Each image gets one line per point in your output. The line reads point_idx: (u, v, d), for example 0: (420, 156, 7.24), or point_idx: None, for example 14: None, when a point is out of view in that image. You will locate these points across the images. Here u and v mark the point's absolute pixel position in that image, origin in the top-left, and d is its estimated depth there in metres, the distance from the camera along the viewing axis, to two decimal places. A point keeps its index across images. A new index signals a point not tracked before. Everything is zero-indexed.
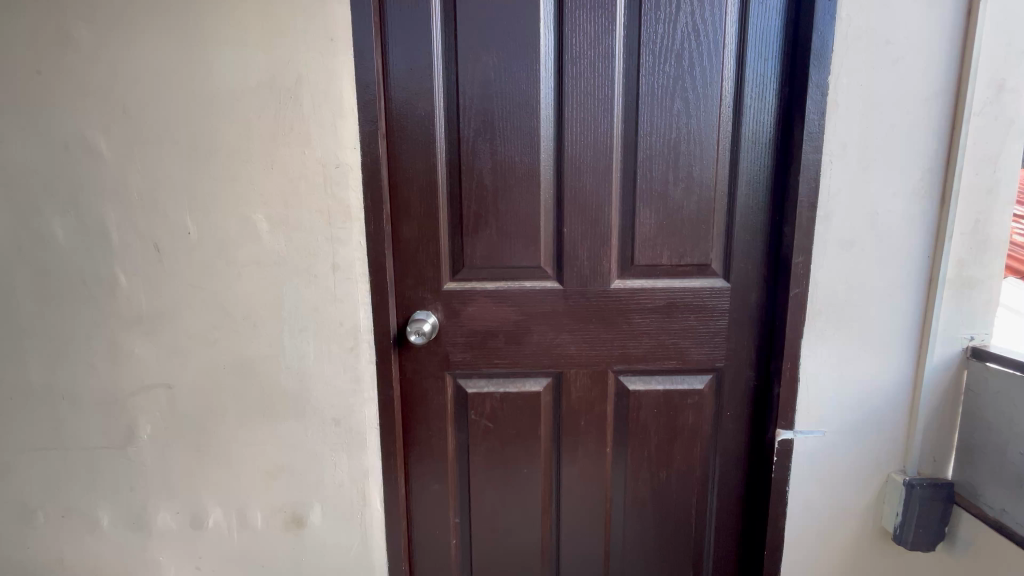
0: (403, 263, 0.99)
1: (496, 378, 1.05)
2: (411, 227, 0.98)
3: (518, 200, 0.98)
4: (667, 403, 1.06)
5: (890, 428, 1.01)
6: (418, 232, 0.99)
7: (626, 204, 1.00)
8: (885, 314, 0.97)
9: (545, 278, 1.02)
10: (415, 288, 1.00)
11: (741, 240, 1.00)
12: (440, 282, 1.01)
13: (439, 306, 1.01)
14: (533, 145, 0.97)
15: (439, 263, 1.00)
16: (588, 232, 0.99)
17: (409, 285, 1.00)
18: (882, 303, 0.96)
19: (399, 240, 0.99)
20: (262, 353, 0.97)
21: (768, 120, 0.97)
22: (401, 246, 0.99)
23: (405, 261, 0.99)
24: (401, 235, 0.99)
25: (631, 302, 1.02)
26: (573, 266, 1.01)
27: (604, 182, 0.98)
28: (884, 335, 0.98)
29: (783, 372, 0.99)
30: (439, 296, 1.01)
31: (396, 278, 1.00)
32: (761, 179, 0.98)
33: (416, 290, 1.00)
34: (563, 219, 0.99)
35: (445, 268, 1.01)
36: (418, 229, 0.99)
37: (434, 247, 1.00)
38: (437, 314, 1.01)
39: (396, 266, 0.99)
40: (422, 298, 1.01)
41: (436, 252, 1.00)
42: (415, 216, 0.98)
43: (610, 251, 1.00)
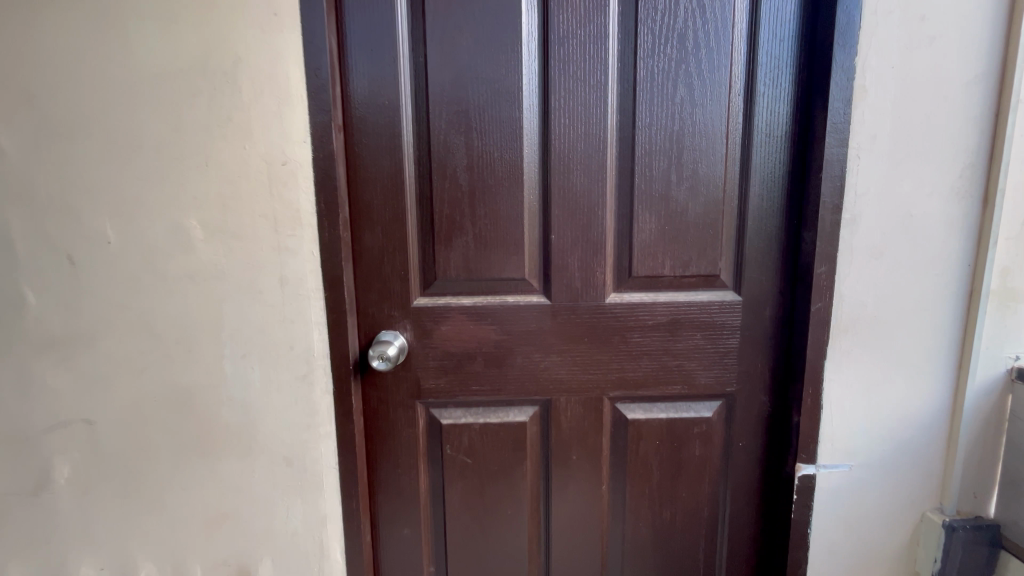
0: (365, 276, 0.86)
1: (474, 408, 0.92)
2: (375, 234, 0.85)
3: (498, 203, 0.85)
4: (670, 433, 0.93)
5: (924, 461, 0.89)
6: (383, 241, 0.85)
7: (623, 208, 0.87)
8: (920, 331, 0.84)
9: (530, 293, 0.88)
10: (380, 304, 0.87)
11: (754, 247, 0.87)
12: (410, 298, 0.87)
13: (409, 325, 0.88)
14: (514, 138, 0.84)
15: (409, 277, 0.87)
16: (579, 239, 0.86)
17: (374, 302, 0.87)
18: (916, 319, 0.84)
19: (361, 250, 0.85)
20: (200, 383, 0.83)
21: (785, 110, 0.84)
22: (362, 256, 0.85)
23: (368, 274, 0.86)
24: (363, 244, 0.85)
25: (629, 319, 0.89)
26: (562, 278, 0.87)
27: (597, 182, 0.85)
28: (919, 355, 0.85)
29: (804, 399, 0.87)
30: (408, 313, 0.88)
31: (358, 293, 0.86)
32: (777, 177, 0.86)
33: (381, 307, 0.87)
34: (550, 225, 0.86)
35: (414, 281, 0.87)
36: (382, 237, 0.85)
37: (402, 257, 0.86)
38: (406, 335, 0.88)
39: (358, 280, 0.86)
40: (388, 316, 0.87)
41: (404, 263, 0.86)
42: (378, 222, 0.85)
43: (604, 261, 0.87)
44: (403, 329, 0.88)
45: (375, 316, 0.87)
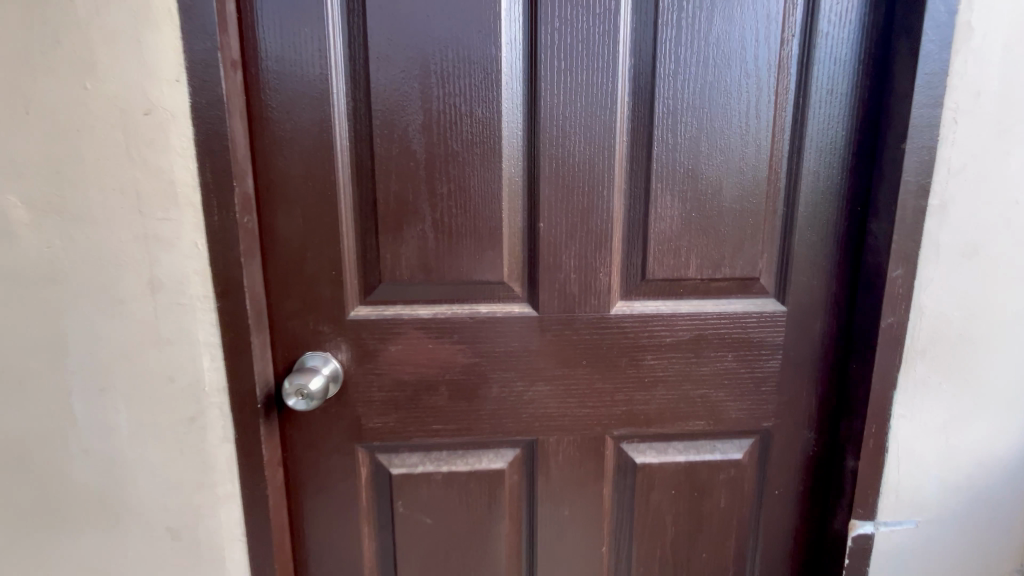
0: (282, 279, 0.62)
1: (435, 454, 0.69)
2: (294, 219, 0.61)
3: (466, 178, 0.62)
4: (689, 480, 0.72)
5: (1005, 512, 0.70)
6: (307, 229, 0.61)
7: (636, 187, 0.64)
8: (1012, 352, 0.65)
9: (511, 301, 0.66)
10: (304, 317, 0.63)
11: (805, 242, 0.66)
12: (345, 308, 0.64)
13: (345, 345, 0.64)
14: (489, 87, 0.60)
15: (343, 278, 0.63)
16: (577, 229, 0.64)
17: (294, 313, 0.63)
18: (1009, 336, 0.65)
19: (274, 240, 0.61)
20: (38, 431, 0.58)
21: (855, 56, 0.62)
22: (277, 250, 0.61)
23: (285, 276, 0.62)
24: (277, 233, 0.61)
25: (641, 335, 0.67)
26: (554, 281, 0.65)
27: (602, 152, 0.63)
28: (1010, 383, 0.66)
29: (864, 441, 0.67)
30: (344, 329, 0.64)
31: (272, 302, 0.62)
32: (840, 148, 0.64)
33: (306, 321, 0.63)
34: (538, 209, 0.63)
35: (351, 285, 0.64)
36: (304, 223, 0.61)
37: (333, 252, 0.62)
38: (341, 358, 0.64)
39: (271, 283, 0.62)
40: (315, 333, 0.64)
41: (336, 260, 0.62)
42: (297, 202, 0.61)
43: (609, 260, 0.65)
44: (337, 351, 0.64)
45: (297, 334, 0.63)
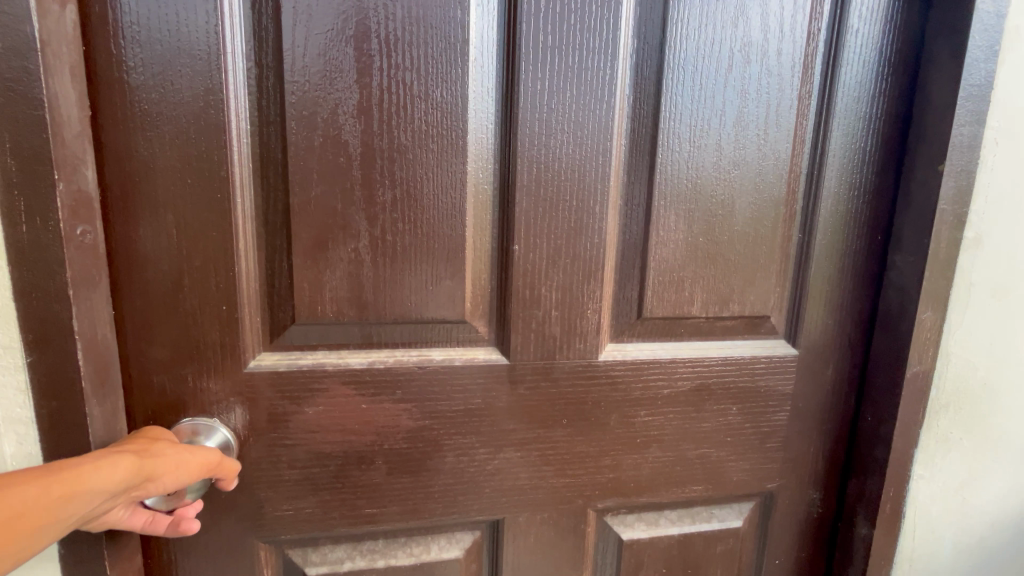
0: (147, 316, 0.43)
1: (368, 544, 0.52)
2: (165, 232, 0.42)
3: (417, 183, 0.46)
4: (682, 555, 0.60)
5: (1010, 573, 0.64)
6: (184, 245, 0.43)
7: (634, 203, 0.51)
8: None
9: (473, 345, 0.51)
10: (181, 369, 0.45)
11: (822, 275, 0.56)
12: (241, 356, 0.46)
13: (242, 408, 0.46)
14: (452, 61, 0.45)
15: (240, 315, 0.45)
16: (560, 254, 0.50)
17: (167, 363, 0.44)
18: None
19: (133, 261, 0.42)
20: None
21: (886, 60, 0.53)
22: (136, 274, 0.42)
23: (152, 312, 0.43)
24: (139, 250, 0.42)
25: (634, 386, 0.54)
26: (530, 319, 0.50)
27: (596, 157, 0.49)
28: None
29: (881, 506, 0.58)
30: (241, 385, 0.46)
31: (131, 348, 0.43)
32: (863, 168, 0.55)
33: (183, 375, 0.45)
34: (513, 226, 0.48)
35: (252, 325, 0.46)
36: (180, 237, 0.43)
37: (225, 278, 0.44)
38: (237, 425, 0.46)
39: (130, 321, 0.43)
40: (197, 392, 0.45)
41: (230, 291, 0.44)
42: (169, 207, 0.42)
43: (599, 293, 0.51)
44: (230, 416, 0.46)
45: (170, 392, 0.45)
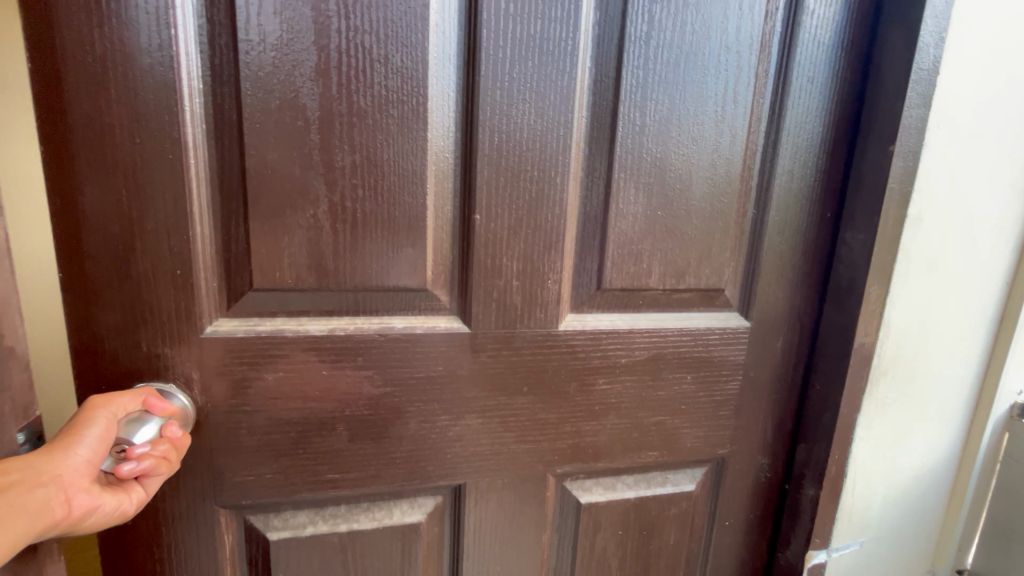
0: (96, 278, 0.43)
1: (330, 509, 0.53)
2: (114, 192, 0.42)
3: (377, 149, 0.46)
4: (638, 517, 0.63)
5: (926, 522, 0.70)
6: (134, 207, 0.42)
7: (594, 176, 0.52)
8: (949, 368, 0.64)
9: (435, 314, 0.51)
10: (134, 335, 0.44)
11: (774, 250, 0.59)
12: (197, 322, 0.45)
13: (199, 374, 0.46)
14: (412, 25, 0.44)
15: (195, 281, 0.44)
16: (522, 224, 0.50)
17: (118, 328, 0.44)
18: (951, 351, 0.63)
19: (81, 222, 0.41)
20: None
21: (840, 42, 0.55)
22: (85, 235, 0.42)
23: (102, 275, 0.43)
24: (86, 210, 0.41)
25: (593, 356, 0.56)
26: (492, 289, 0.51)
27: (557, 129, 0.49)
28: (944, 398, 0.65)
29: (826, 468, 0.62)
30: (197, 352, 0.46)
31: (81, 310, 0.43)
32: (816, 146, 0.57)
33: (135, 340, 0.44)
34: (475, 195, 0.49)
35: (209, 291, 0.45)
36: (130, 198, 0.42)
37: (178, 242, 0.43)
38: (195, 391, 0.46)
39: (78, 282, 0.42)
40: (151, 358, 0.45)
41: (183, 256, 0.44)
42: (118, 167, 0.41)
43: (560, 263, 0.53)
44: (187, 381, 0.46)
45: (123, 357, 0.44)
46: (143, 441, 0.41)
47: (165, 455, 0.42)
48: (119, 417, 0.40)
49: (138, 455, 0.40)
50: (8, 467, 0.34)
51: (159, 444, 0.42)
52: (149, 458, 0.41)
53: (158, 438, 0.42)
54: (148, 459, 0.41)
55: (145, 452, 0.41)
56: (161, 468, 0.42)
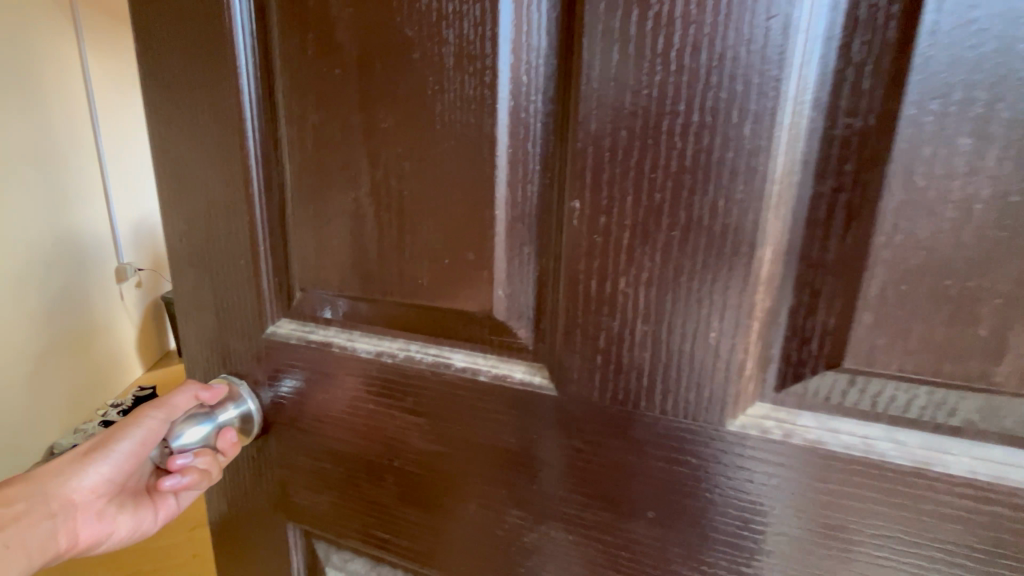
0: (182, 262, 0.40)
1: (386, 570, 0.42)
2: (189, 170, 0.38)
3: (427, 99, 0.30)
4: None
5: None
6: (203, 183, 0.37)
7: (842, 115, 0.23)
8: None
9: (510, 360, 0.32)
10: (213, 321, 0.41)
11: None
12: (259, 322, 0.39)
13: (263, 376, 0.40)
14: None
15: (252, 271, 0.38)
16: (658, 220, 0.27)
17: (203, 311, 0.41)
18: None
19: (169, 198, 0.39)
20: None
21: None
22: (173, 212, 0.39)
23: (186, 255, 0.40)
24: (170, 189, 0.39)
25: (782, 504, 0.28)
26: (595, 331, 0.29)
27: (754, 15, 0.23)
28: None
29: None
30: (260, 351, 0.40)
31: (177, 294, 0.42)
32: None
33: (213, 329, 0.41)
34: (573, 168, 0.27)
35: (266, 284, 0.38)
36: (199, 172, 0.37)
37: (234, 227, 0.37)
38: (260, 395, 0.41)
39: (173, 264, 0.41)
40: (224, 352, 0.41)
41: (240, 241, 0.37)
42: (190, 137, 0.37)
43: (738, 301, 0.26)
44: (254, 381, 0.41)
45: (207, 343, 0.42)
46: (188, 450, 0.39)
47: (208, 467, 0.40)
48: (173, 419, 0.39)
49: (179, 464, 0.39)
50: (13, 497, 0.35)
51: (203, 456, 0.40)
52: (192, 470, 0.40)
53: (203, 451, 0.40)
54: (190, 471, 0.40)
55: (186, 463, 0.39)
56: (201, 482, 0.40)
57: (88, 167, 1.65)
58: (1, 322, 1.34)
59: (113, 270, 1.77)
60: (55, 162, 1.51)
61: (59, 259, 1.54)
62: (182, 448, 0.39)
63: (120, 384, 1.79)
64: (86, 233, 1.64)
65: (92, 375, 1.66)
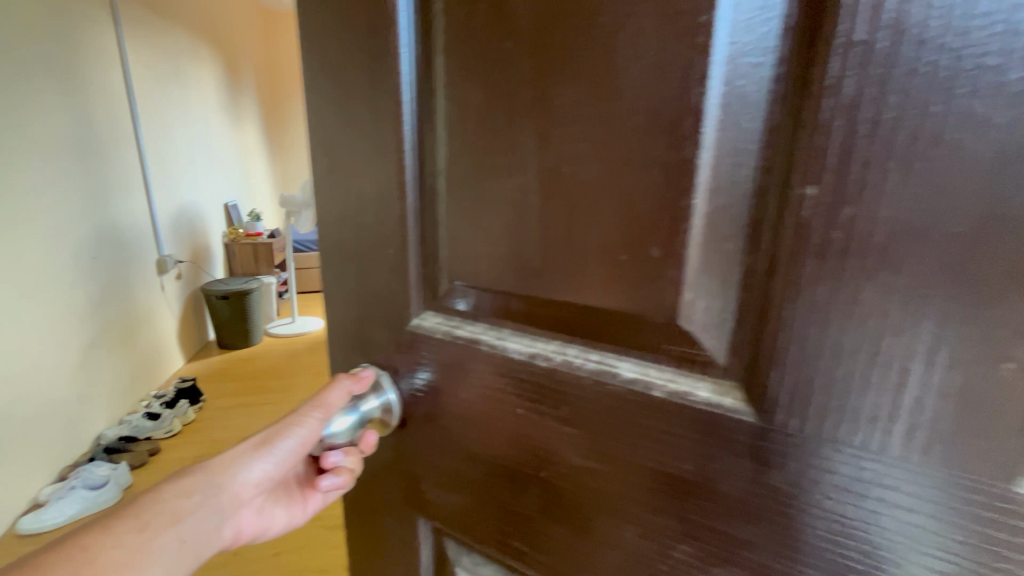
0: (333, 249, 0.40)
1: None
2: (344, 155, 0.36)
3: (619, 69, 0.25)
4: None
5: None
6: (356, 172, 0.36)
7: None
8: None
9: (696, 375, 0.28)
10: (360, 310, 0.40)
11: None
12: (402, 315, 0.37)
13: (406, 366, 0.39)
14: None
15: (400, 262, 0.36)
16: (937, 214, 0.20)
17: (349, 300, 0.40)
18: None
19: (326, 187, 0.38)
20: None
21: None
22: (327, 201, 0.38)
23: (337, 243, 0.39)
24: (326, 174, 0.38)
25: (902, 540, 0.23)
26: (817, 349, 0.23)
27: None
28: None
29: None
30: (403, 343, 0.38)
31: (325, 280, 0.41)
32: None
33: (358, 318, 0.40)
34: (811, 145, 0.22)
35: (413, 277, 0.36)
36: (354, 159, 0.36)
37: (385, 215, 0.35)
38: (401, 385, 0.40)
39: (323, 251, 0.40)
40: (368, 341, 0.40)
41: (392, 230, 0.35)
42: (348, 123, 0.35)
43: None
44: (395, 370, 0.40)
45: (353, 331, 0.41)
46: (338, 447, 0.41)
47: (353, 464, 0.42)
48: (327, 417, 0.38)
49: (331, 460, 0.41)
50: (193, 488, 0.34)
51: (350, 454, 0.41)
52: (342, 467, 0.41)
53: (352, 448, 0.41)
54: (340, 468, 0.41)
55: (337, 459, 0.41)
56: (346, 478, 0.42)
57: (130, 162, 1.81)
58: (57, 307, 1.45)
59: (153, 261, 1.94)
60: (99, 157, 1.64)
61: (108, 253, 1.67)
62: (335, 445, 0.41)
63: (160, 371, 1.95)
64: (130, 225, 1.80)
65: (136, 363, 1.80)
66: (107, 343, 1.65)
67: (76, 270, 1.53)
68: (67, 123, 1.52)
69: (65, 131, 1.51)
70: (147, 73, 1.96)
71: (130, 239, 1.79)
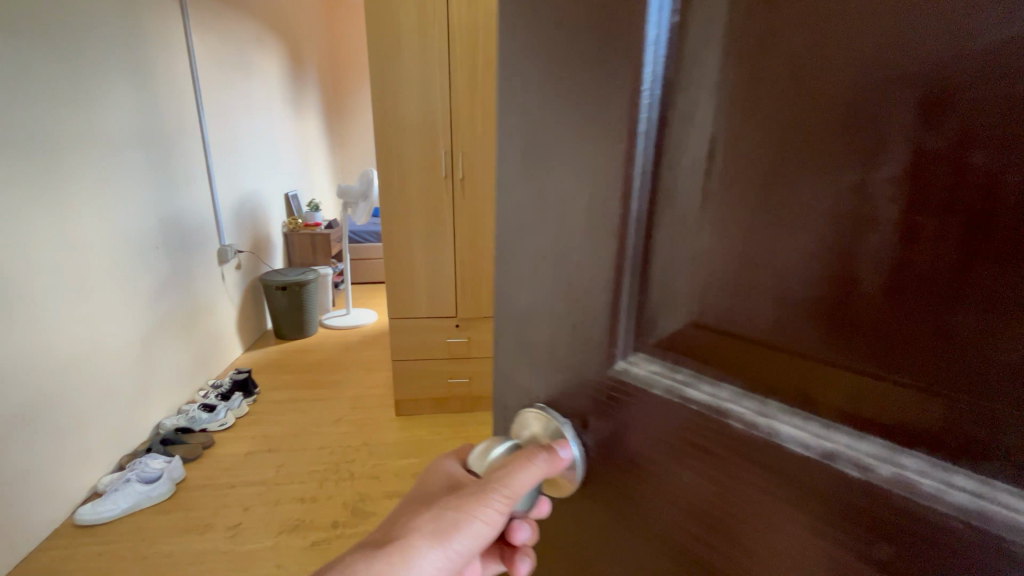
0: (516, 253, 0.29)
1: None
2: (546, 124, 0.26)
3: None
4: None
5: None
6: (559, 162, 0.25)
7: None
8: None
9: None
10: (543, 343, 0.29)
11: None
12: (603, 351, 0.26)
13: (597, 419, 0.27)
14: None
15: (610, 291, 0.25)
16: None
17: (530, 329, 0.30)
18: None
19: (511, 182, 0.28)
20: None
21: None
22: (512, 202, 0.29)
23: (523, 247, 0.29)
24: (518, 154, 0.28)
25: None
26: None
27: None
28: None
29: None
30: (599, 392, 0.27)
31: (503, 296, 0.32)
32: None
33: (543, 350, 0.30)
34: None
35: (626, 306, 0.24)
36: (559, 144, 0.25)
37: (603, 211, 0.24)
38: (588, 443, 0.28)
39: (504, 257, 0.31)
40: (550, 377, 0.30)
41: (607, 232, 0.24)
42: (556, 83, 0.25)
43: None
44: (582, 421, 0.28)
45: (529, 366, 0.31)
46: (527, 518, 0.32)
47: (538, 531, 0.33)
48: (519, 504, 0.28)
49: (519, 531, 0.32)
50: None
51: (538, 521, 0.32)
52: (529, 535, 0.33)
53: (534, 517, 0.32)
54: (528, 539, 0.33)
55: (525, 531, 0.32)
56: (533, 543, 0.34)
57: (193, 149, 1.79)
58: (118, 295, 1.42)
59: (214, 251, 1.93)
60: (162, 143, 1.62)
61: (170, 242, 1.66)
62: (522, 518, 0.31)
63: (218, 360, 1.95)
64: (193, 214, 1.78)
65: (195, 352, 1.79)
66: (169, 332, 1.65)
67: (140, 257, 1.51)
68: (131, 108, 1.49)
69: (128, 115, 1.47)
70: (212, 60, 1.93)
71: (191, 227, 1.77)
